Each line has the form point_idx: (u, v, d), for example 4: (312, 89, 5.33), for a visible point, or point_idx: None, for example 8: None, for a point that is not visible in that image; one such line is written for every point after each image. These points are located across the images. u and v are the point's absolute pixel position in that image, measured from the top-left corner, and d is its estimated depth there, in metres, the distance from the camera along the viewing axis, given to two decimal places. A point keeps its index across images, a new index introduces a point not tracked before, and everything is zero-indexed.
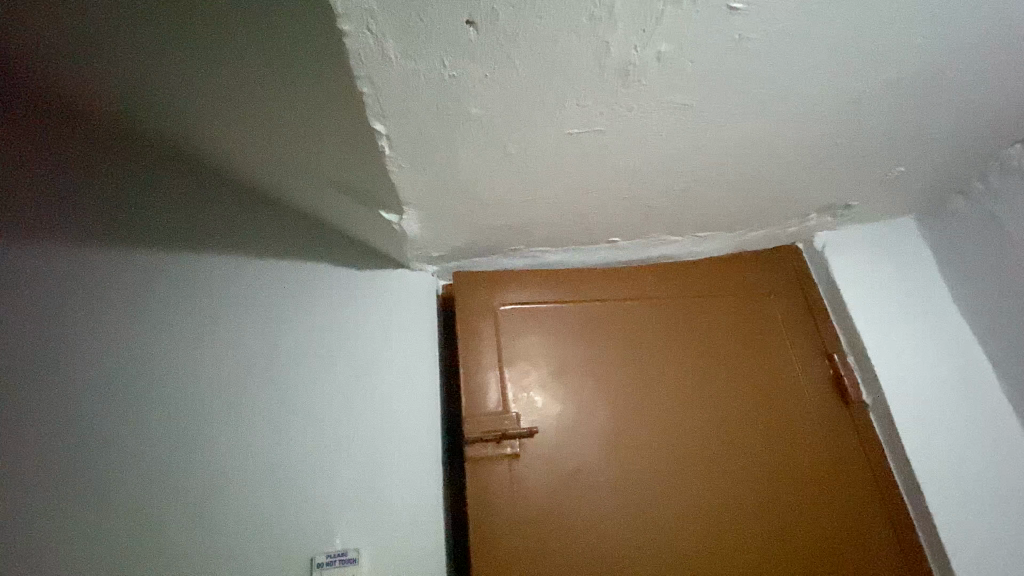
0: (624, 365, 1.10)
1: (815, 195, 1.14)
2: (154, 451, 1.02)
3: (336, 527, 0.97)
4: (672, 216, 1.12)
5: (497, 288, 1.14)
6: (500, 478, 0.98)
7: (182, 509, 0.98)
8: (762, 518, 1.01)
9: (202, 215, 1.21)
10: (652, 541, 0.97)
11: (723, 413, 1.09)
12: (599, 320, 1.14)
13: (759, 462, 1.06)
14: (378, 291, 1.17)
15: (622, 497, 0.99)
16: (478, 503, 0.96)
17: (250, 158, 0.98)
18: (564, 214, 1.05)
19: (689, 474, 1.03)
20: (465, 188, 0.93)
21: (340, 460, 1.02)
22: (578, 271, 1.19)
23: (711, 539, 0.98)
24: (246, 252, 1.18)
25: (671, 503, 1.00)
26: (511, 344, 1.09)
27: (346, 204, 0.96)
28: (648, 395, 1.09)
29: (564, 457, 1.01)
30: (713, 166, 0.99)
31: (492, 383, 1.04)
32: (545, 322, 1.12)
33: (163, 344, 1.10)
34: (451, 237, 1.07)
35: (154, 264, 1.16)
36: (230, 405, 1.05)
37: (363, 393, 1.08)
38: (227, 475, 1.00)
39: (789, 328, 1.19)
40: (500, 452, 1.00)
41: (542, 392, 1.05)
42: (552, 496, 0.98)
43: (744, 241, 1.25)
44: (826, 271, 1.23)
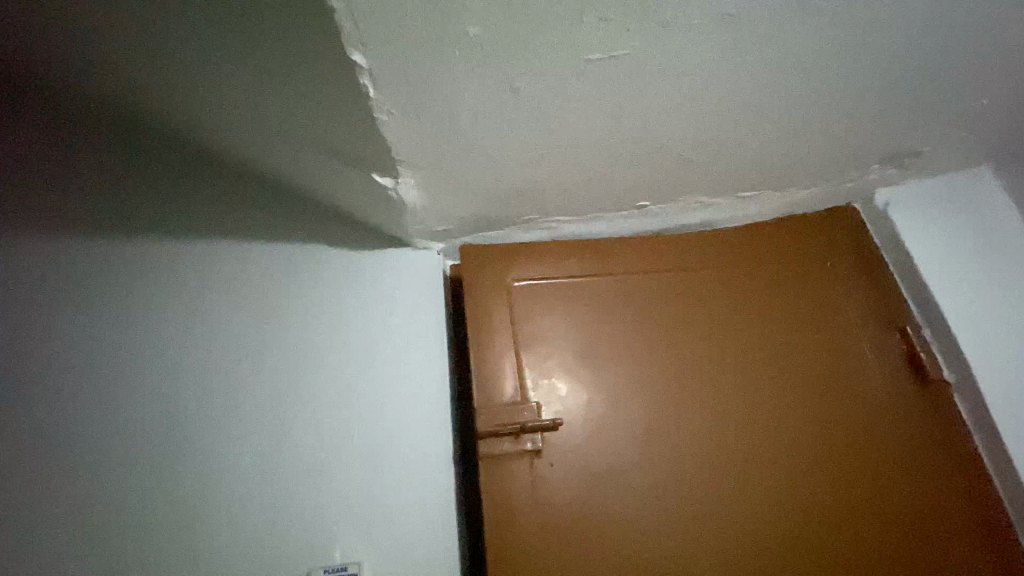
0: (660, 346, 0.96)
1: (878, 141, 0.98)
2: (135, 454, 0.92)
3: (335, 538, 0.85)
4: (710, 172, 0.97)
5: (511, 264, 1.01)
6: (521, 479, 0.85)
7: (164, 520, 0.88)
8: (832, 519, 0.86)
9: (183, 196, 1.09)
10: (701, 548, 0.83)
11: (778, 398, 0.94)
12: (629, 296, 1.00)
13: (822, 452, 0.90)
14: (379, 273, 1.05)
15: (662, 497, 0.85)
16: (494, 509, 0.83)
17: (228, 122, 0.86)
18: (585, 173, 0.92)
19: (740, 468, 0.88)
20: (467, 140, 0.80)
21: (339, 461, 0.90)
22: (603, 242, 1.05)
23: (769, 543, 0.84)
24: (232, 235, 1.06)
25: (723, 504, 0.86)
26: (527, 325, 0.95)
27: (335, 169, 0.84)
28: (689, 379, 0.94)
29: (595, 453, 0.87)
30: (758, 103, 0.84)
31: (507, 370, 0.91)
32: (566, 300, 0.98)
33: (146, 338, 0.99)
34: (457, 205, 0.95)
35: (133, 252, 1.05)
36: (217, 403, 0.94)
37: (364, 386, 0.95)
38: (214, 480, 0.90)
39: (850, 299, 1.03)
40: (519, 449, 0.86)
41: (566, 379, 0.92)
42: (582, 498, 0.84)
43: (793, 202, 1.09)
44: (891, 231, 1.06)
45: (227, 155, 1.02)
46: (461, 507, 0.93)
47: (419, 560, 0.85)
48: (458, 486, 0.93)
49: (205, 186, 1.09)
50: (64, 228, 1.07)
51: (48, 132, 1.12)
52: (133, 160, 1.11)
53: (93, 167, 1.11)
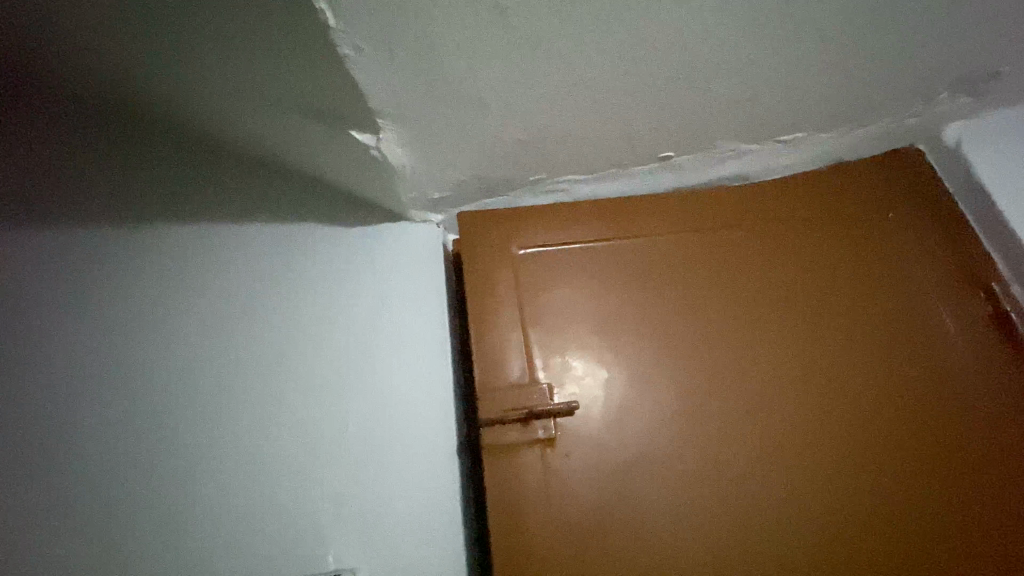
0: (692, 316, 0.83)
1: (949, 61, 0.82)
2: (98, 459, 0.81)
3: (329, 542, 0.76)
4: (742, 111, 0.83)
5: (514, 232, 0.89)
6: (533, 471, 0.74)
7: (131, 534, 0.77)
8: (908, 509, 0.72)
9: (143, 174, 0.96)
10: (749, 546, 0.70)
11: (835, 371, 0.80)
12: (652, 261, 0.87)
13: (890, 432, 0.76)
14: (370, 249, 0.94)
15: (699, 490, 0.73)
16: (503, 508, 0.72)
17: (187, 82, 0.76)
18: (594, 118, 0.80)
19: (790, 453, 0.75)
20: (452, 82, 0.70)
21: (331, 457, 0.81)
22: (621, 201, 0.92)
23: (826, 538, 0.71)
24: (201, 215, 0.94)
25: (775, 495, 0.73)
26: (535, 298, 0.84)
27: (308, 127, 0.75)
28: (726, 354, 0.81)
29: (618, 440, 0.75)
30: (793, 18, 0.71)
31: (513, 347, 0.80)
32: (578, 269, 0.86)
33: (104, 334, 0.87)
34: (451, 165, 0.84)
35: (89, 237, 0.93)
36: (188, 401, 0.83)
37: (358, 373, 0.85)
38: (191, 485, 0.79)
39: (919, 254, 0.87)
40: (528, 437, 0.75)
41: (581, 356, 0.80)
42: (606, 494, 0.73)
43: (842, 146, 0.94)
44: (968, 172, 0.90)
45: (192, 125, 0.91)
46: (468, 505, 0.83)
47: (421, 565, 0.76)
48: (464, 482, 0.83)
49: (169, 163, 0.97)
50: (9, 215, 0.94)
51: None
52: (93, 134, 0.99)
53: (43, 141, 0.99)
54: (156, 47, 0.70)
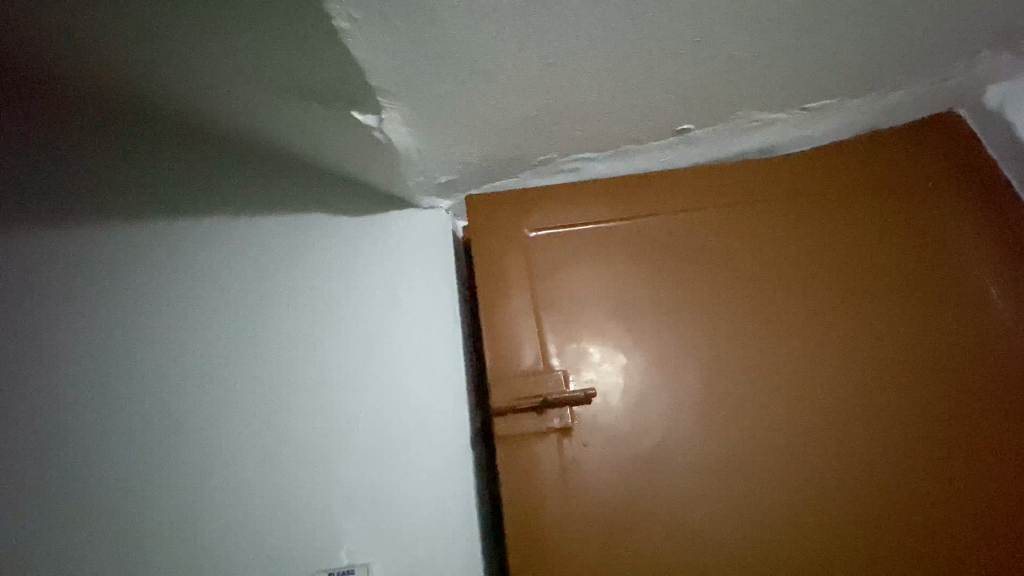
0: (715, 297, 0.79)
1: (990, 16, 0.76)
2: (111, 455, 0.80)
3: (341, 537, 0.74)
4: (763, 79, 0.78)
5: (525, 214, 0.85)
6: (549, 459, 0.71)
7: (144, 529, 0.76)
8: (950, 494, 0.67)
9: (148, 169, 0.95)
10: (780, 534, 0.66)
11: (869, 349, 0.75)
12: (671, 242, 0.82)
13: (929, 413, 0.71)
14: (378, 236, 0.91)
15: (725, 478, 0.69)
16: (518, 501, 0.69)
17: (183, 69, 0.74)
18: (604, 91, 0.76)
19: (822, 436, 0.71)
20: (454, 56, 0.67)
21: (343, 450, 0.79)
22: (636, 178, 0.88)
23: (861, 525, 0.67)
24: (207, 208, 0.93)
25: (810, 485, 0.68)
26: (548, 282, 0.80)
27: (309, 109, 0.72)
28: (753, 335, 0.76)
29: (639, 429, 0.72)
30: None
31: (525, 333, 0.77)
32: (592, 251, 0.82)
33: (114, 329, 0.87)
34: (457, 146, 0.81)
35: (97, 233, 0.92)
36: (199, 395, 0.82)
37: (367, 364, 0.83)
38: (203, 480, 0.78)
39: (960, 223, 0.81)
40: (543, 426, 0.72)
41: (597, 342, 0.77)
42: (628, 486, 0.69)
43: (875, 112, 0.88)
44: (1012, 137, 0.83)
45: (194, 116, 0.89)
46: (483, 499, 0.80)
47: (436, 559, 0.73)
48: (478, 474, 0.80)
49: (173, 156, 0.95)
50: (17, 213, 0.94)
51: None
52: (97, 129, 0.98)
53: (50, 137, 0.98)
54: (151, 31, 0.68)
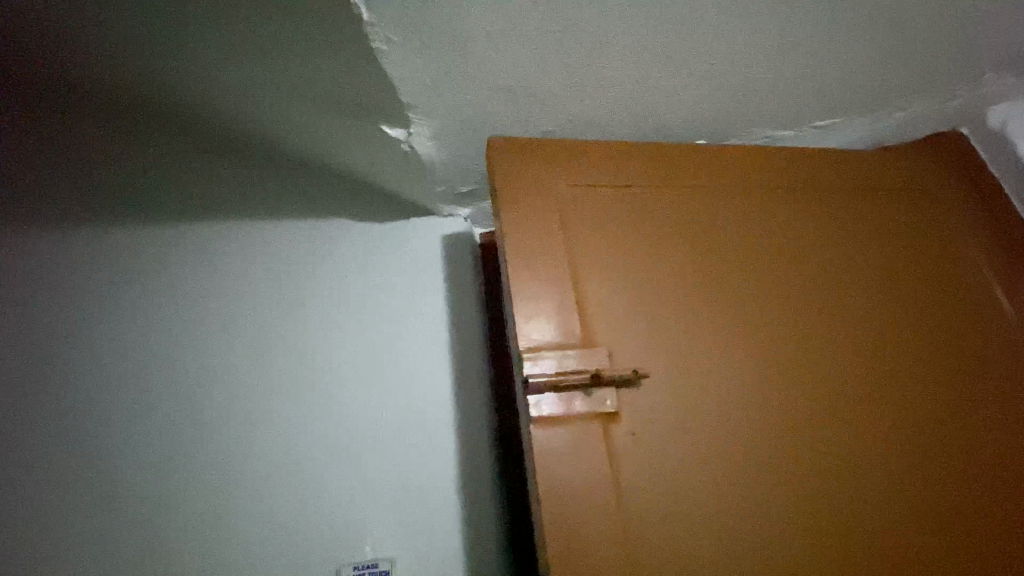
0: (751, 282, 0.75)
1: (994, 44, 0.79)
2: (133, 451, 0.81)
3: (365, 533, 0.77)
4: (775, 101, 0.82)
5: (559, 179, 0.76)
6: (594, 449, 0.62)
7: (168, 523, 0.77)
8: (956, 489, 0.69)
9: (181, 175, 0.98)
10: (810, 525, 0.63)
11: (890, 344, 0.75)
12: (710, 225, 0.77)
13: (941, 409, 0.72)
14: (399, 243, 0.95)
15: (760, 467, 0.65)
16: (556, 496, 0.59)
17: (223, 82, 0.78)
18: (623, 111, 0.80)
19: (849, 427, 0.69)
20: (482, 78, 0.71)
21: (366, 448, 0.81)
22: (668, 147, 0.82)
23: (883, 516, 0.66)
24: (236, 212, 0.96)
25: (837, 476, 0.66)
26: (581, 254, 0.71)
27: (343, 123, 0.77)
28: (784, 322, 0.73)
29: (683, 424, 0.65)
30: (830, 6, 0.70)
31: (560, 310, 0.67)
32: (631, 227, 0.74)
33: (142, 329, 0.88)
34: (479, 160, 0.85)
35: (127, 235, 0.95)
36: (225, 394, 0.84)
37: (390, 367, 0.86)
38: (224, 476, 0.79)
39: (965, 233, 0.84)
40: (587, 410, 0.63)
41: (636, 327, 0.69)
42: (673, 486, 0.62)
43: (881, 130, 0.92)
44: (1010, 158, 0.87)
45: (225, 125, 0.93)
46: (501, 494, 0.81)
47: (456, 555, 0.76)
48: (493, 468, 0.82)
49: (205, 164, 0.99)
50: (48, 214, 0.96)
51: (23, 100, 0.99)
52: (129, 136, 1.01)
53: (80, 140, 1.00)
54: (200, 50, 0.72)
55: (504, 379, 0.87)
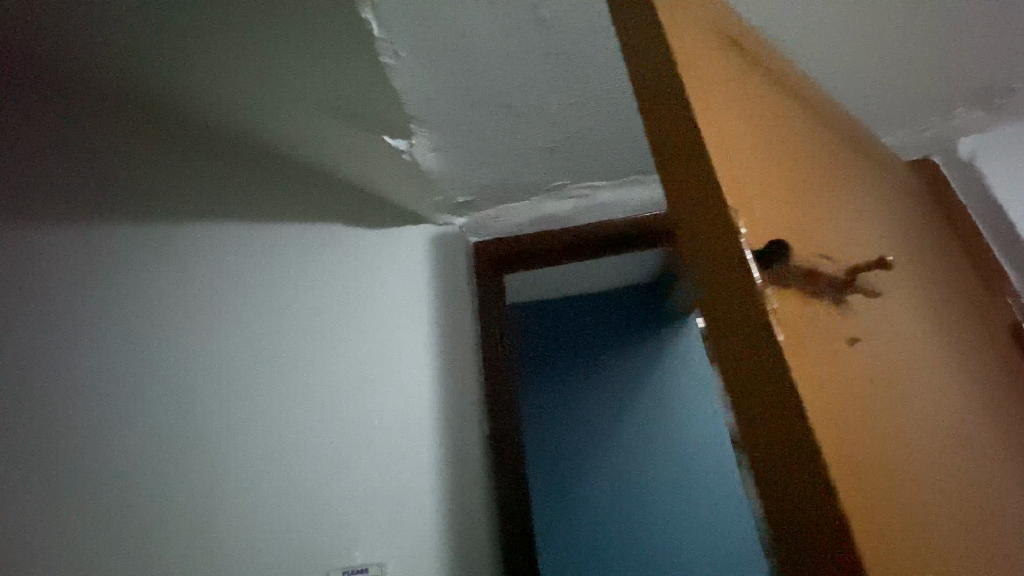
0: (790, 157, 0.51)
1: (948, 77, 0.88)
2: (121, 452, 0.80)
3: (356, 538, 0.76)
4: None
5: (703, 29, 0.52)
6: (861, 361, 0.40)
7: (159, 522, 0.76)
8: (1007, 467, 0.48)
9: (180, 173, 0.98)
10: (915, 494, 0.36)
11: (911, 279, 0.57)
12: (762, 97, 0.55)
13: (963, 363, 0.55)
14: (395, 249, 0.94)
15: (854, 392, 0.37)
16: (848, 422, 0.35)
17: (229, 81, 0.80)
18: (619, 130, 0.82)
19: (908, 358, 0.46)
20: (484, 90, 0.73)
21: (358, 451, 0.80)
22: (753, 37, 0.64)
23: (971, 491, 0.41)
24: (233, 211, 0.95)
25: (917, 423, 0.41)
26: (745, 117, 0.48)
27: (346, 129, 0.78)
28: (825, 213, 0.50)
29: (845, 337, 0.41)
30: None
31: (760, 174, 0.44)
32: (759, 100, 0.53)
33: (139, 328, 0.88)
34: (478, 170, 0.86)
35: (129, 232, 0.95)
36: (219, 396, 0.83)
37: (384, 374, 0.85)
38: (211, 480, 0.78)
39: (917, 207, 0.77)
40: (843, 313, 0.42)
41: (829, 231, 0.48)
42: (879, 432, 0.37)
43: None
44: (982, 183, 0.92)
45: (227, 125, 0.93)
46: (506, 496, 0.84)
47: (447, 560, 0.75)
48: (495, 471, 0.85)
49: (202, 163, 0.98)
50: (58, 211, 0.97)
51: (49, 109, 1.04)
52: (133, 136, 1.01)
53: (82, 139, 1.02)
54: (210, 51, 0.74)
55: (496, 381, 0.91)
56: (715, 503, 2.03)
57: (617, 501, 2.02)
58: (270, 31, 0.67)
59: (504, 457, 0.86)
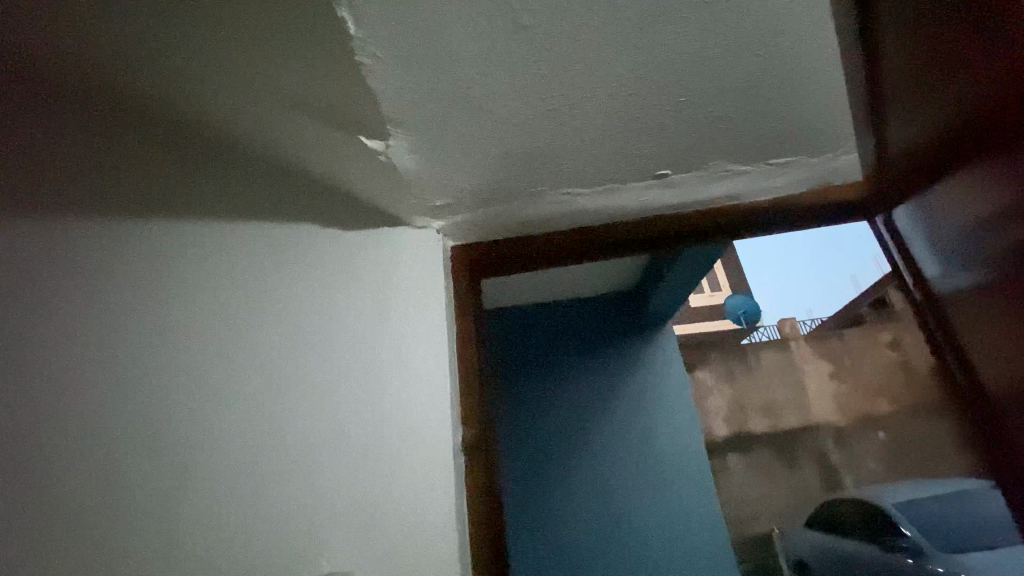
0: None
1: None
2: (64, 464, 0.74)
3: (325, 545, 0.74)
4: (740, 137, 0.87)
5: None
6: None
7: (110, 534, 0.72)
8: None
9: (139, 166, 0.92)
10: None
11: None
12: None
13: None
14: (371, 252, 0.93)
15: None
16: None
17: (206, 77, 0.78)
18: (597, 140, 0.84)
19: None
20: (464, 97, 0.73)
21: (329, 457, 0.79)
22: None
23: None
24: (201, 209, 0.92)
25: None
26: None
27: (324, 131, 0.77)
28: None
29: None
30: (789, 59, 0.76)
31: None
32: None
33: (89, 329, 0.82)
34: (456, 176, 0.86)
35: (73, 225, 0.87)
36: (181, 400, 0.80)
37: (357, 378, 0.84)
38: (168, 489, 0.74)
39: None
40: None
41: None
42: None
43: (833, 169, 0.95)
44: None
45: (199, 121, 0.90)
46: (479, 501, 0.84)
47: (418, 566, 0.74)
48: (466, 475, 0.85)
49: (168, 158, 0.94)
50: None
51: None
52: (72, 123, 0.92)
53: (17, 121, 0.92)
54: (187, 45, 0.73)
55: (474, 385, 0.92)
56: (686, 506, 2.06)
57: (590, 506, 2.03)
58: (244, 27, 0.66)
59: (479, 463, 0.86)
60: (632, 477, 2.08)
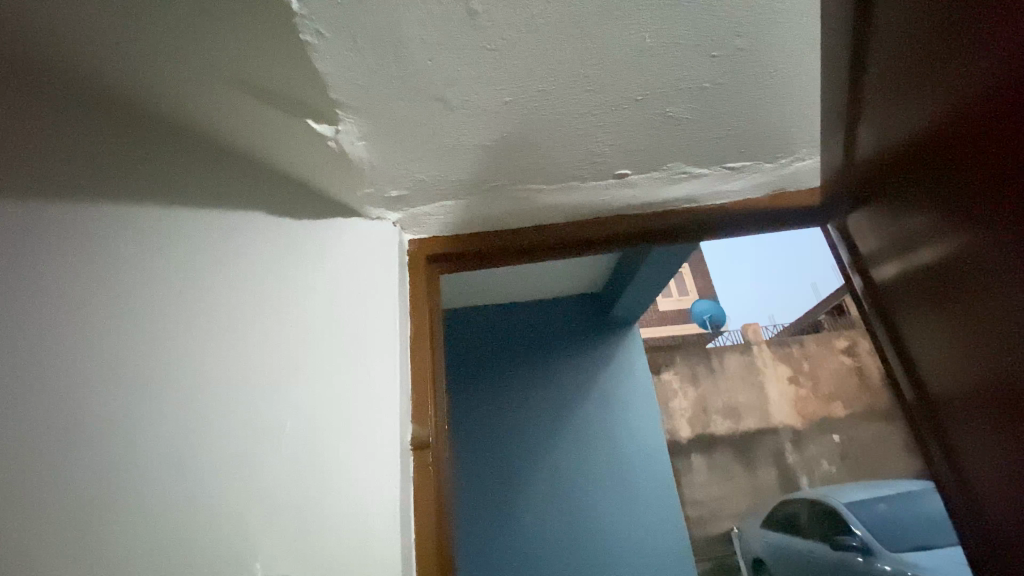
0: None
1: None
2: (29, 446, 0.77)
3: (258, 546, 0.71)
4: (696, 139, 0.87)
5: None
6: None
7: (66, 514, 0.74)
8: None
9: (95, 153, 0.91)
10: None
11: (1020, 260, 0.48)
12: None
13: None
14: (321, 243, 0.89)
15: None
16: None
17: (141, 54, 0.74)
18: (553, 136, 0.83)
19: None
20: (414, 83, 0.71)
21: (268, 456, 0.75)
22: None
23: None
24: (153, 196, 0.90)
25: None
26: None
27: (269, 114, 0.74)
28: None
29: None
30: (735, 71, 0.78)
31: None
32: None
33: (52, 316, 0.84)
34: (411, 166, 0.84)
35: (43, 212, 0.89)
36: (130, 389, 0.79)
37: (301, 375, 0.80)
38: (114, 479, 0.75)
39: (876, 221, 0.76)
40: None
41: None
42: None
43: (787, 177, 0.97)
44: None
45: (146, 104, 0.87)
46: (427, 502, 0.80)
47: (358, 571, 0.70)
48: (415, 476, 0.81)
49: (120, 144, 0.91)
50: None
51: None
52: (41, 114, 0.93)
53: None
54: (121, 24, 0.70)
55: (426, 382, 0.88)
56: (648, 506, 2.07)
57: (551, 504, 2.04)
58: (179, 4, 0.62)
59: (427, 461, 0.82)
60: (594, 475, 2.09)
